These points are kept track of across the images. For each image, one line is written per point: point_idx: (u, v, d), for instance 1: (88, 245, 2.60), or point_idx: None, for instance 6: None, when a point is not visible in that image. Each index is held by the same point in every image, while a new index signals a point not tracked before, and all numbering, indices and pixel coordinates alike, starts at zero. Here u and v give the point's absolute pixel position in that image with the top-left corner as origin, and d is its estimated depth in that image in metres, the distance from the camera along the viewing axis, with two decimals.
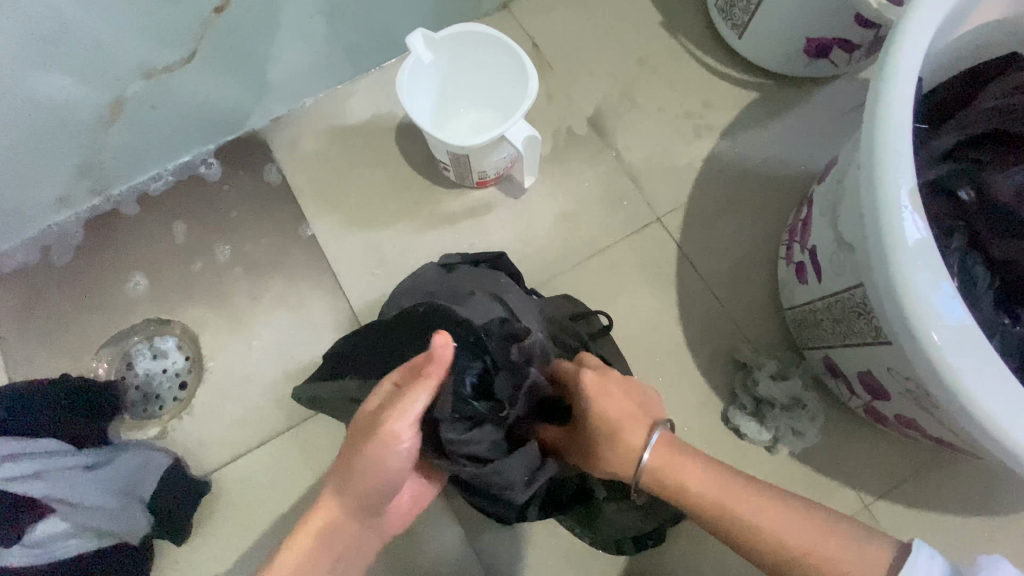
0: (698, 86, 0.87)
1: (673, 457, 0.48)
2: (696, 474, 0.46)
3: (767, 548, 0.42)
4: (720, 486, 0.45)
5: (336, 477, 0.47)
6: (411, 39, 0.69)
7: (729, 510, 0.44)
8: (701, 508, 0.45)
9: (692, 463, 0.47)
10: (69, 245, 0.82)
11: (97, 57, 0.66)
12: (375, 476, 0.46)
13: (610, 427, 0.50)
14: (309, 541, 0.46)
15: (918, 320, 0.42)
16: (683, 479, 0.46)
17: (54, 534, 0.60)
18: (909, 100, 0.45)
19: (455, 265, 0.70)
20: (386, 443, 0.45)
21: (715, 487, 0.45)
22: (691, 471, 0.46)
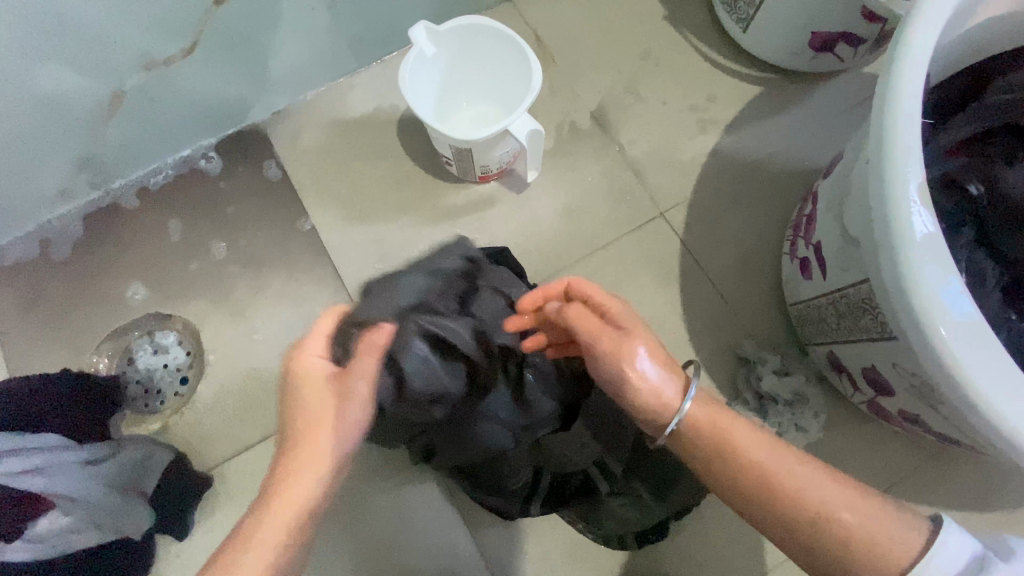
0: (702, 80, 0.87)
1: (725, 418, 0.46)
2: (752, 436, 0.45)
3: (807, 519, 0.42)
4: (770, 450, 0.44)
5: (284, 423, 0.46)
6: (413, 32, 0.68)
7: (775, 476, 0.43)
8: (746, 471, 0.44)
9: (742, 425, 0.46)
10: (69, 239, 0.82)
11: (97, 49, 0.65)
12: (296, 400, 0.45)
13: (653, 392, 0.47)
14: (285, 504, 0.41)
15: (927, 314, 0.42)
16: (733, 438, 0.45)
17: (54, 529, 0.61)
18: (920, 91, 0.45)
19: None
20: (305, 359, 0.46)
21: (765, 452, 0.44)
22: (746, 433, 0.45)
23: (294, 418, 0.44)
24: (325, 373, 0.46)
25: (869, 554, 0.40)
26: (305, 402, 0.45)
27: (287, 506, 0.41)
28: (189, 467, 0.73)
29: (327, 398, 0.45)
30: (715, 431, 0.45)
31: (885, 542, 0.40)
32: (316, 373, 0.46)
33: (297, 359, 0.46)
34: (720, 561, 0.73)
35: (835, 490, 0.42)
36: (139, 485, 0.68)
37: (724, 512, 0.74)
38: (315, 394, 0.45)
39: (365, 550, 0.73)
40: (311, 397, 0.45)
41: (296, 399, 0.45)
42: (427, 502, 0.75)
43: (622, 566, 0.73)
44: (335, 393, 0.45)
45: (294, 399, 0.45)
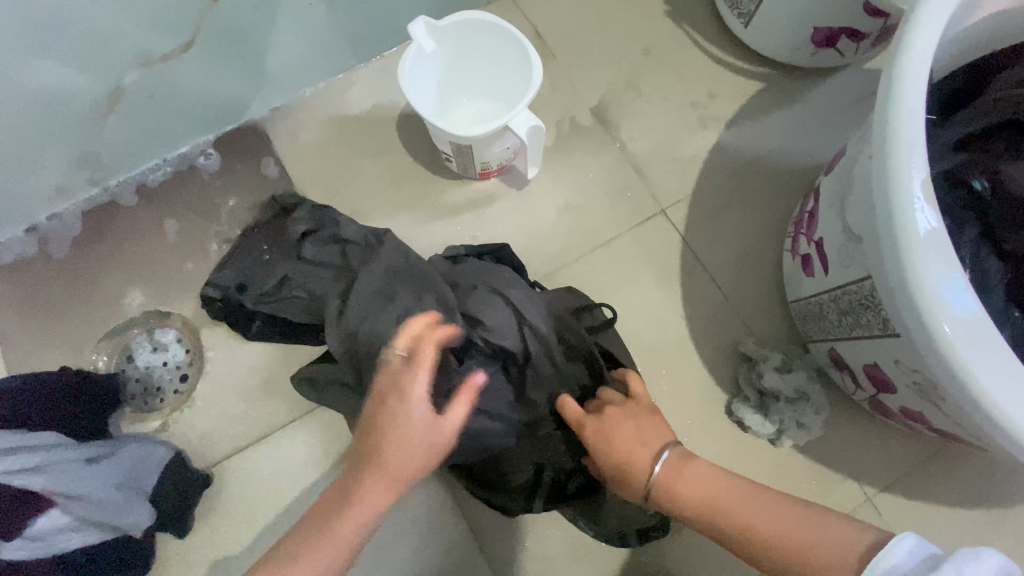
0: (703, 75, 0.86)
1: (673, 466, 0.50)
2: (696, 477, 0.48)
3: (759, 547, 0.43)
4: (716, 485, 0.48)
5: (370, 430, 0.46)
6: (412, 27, 0.68)
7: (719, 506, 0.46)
8: (694, 515, 0.48)
9: (695, 468, 0.49)
10: (67, 236, 0.81)
11: (95, 46, 0.64)
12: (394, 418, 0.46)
13: (622, 457, 0.52)
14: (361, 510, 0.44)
15: (930, 309, 0.42)
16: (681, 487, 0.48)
17: (53, 527, 0.60)
18: (924, 86, 0.44)
19: (460, 258, 0.70)
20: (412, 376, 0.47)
21: (708, 487, 0.48)
22: (692, 474, 0.49)
23: (389, 428, 0.46)
24: (419, 405, 0.46)
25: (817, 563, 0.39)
26: (396, 432, 0.45)
27: (363, 509, 0.44)
28: (189, 465, 0.73)
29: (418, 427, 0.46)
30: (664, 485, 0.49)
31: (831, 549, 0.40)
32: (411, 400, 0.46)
33: (389, 378, 0.47)
34: (721, 559, 0.73)
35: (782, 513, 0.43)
36: (140, 484, 0.68)
37: None
38: (415, 414, 0.46)
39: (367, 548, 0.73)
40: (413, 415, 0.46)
41: (384, 422, 0.46)
42: (427, 500, 0.75)
43: (623, 563, 0.73)
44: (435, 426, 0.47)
45: (384, 420, 0.46)
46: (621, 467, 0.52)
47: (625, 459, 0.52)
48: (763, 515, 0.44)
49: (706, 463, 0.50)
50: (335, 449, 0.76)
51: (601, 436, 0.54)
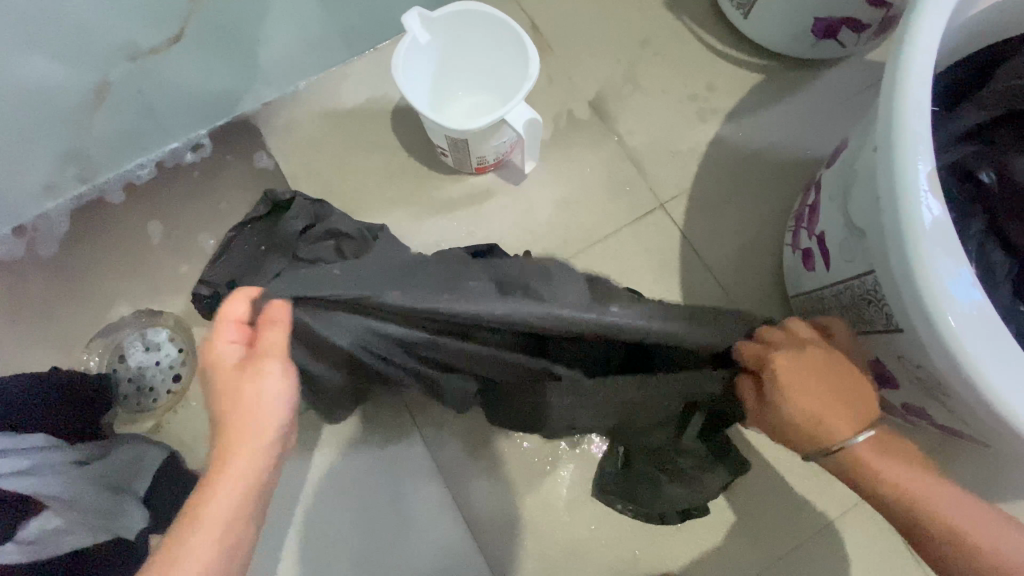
0: (703, 67, 0.85)
1: (885, 451, 0.45)
2: (906, 468, 0.44)
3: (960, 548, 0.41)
4: (927, 478, 0.43)
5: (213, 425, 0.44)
6: (407, 18, 0.66)
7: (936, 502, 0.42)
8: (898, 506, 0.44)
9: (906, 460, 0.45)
10: (55, 235, 0.80)
11: (82, 39, 0.63)
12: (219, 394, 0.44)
13: (815, 420, 0.45)
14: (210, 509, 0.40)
15: (934, 300, 0.41)
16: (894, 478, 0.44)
17: (45, 531, 0.58)
18: (929, 75, 0.43)
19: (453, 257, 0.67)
20: (221, 349, 0.45)
21: (923, 484, 0.43)
22: (901, 468, 0.44)
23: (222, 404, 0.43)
24: (229, 365, 0.44)
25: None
26: (221, 402, 0.43)
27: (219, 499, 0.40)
28: (183, 466, 0.72)
29: (231, 383, 0.43)
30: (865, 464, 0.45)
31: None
32: (223, 367, 0.44)
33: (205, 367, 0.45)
34: (722, 555, 0.73)
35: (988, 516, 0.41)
36: (132, 486, 0.68)
37: (728, 506, 0.74)
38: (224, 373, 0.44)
39: (366, 547, 0.73)
40: (226, 375, 0.44)
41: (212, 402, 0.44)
42: (426, 498, 0.74)
43: (624, 561, 0.73)
44: (245, 375, 0.43)
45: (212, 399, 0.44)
46: (811, 425, 0.46)
47: (818, 419, 0.45)
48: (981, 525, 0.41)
49: (906, 451, 0.46)
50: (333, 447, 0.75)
51: (796, 383, 0.45)
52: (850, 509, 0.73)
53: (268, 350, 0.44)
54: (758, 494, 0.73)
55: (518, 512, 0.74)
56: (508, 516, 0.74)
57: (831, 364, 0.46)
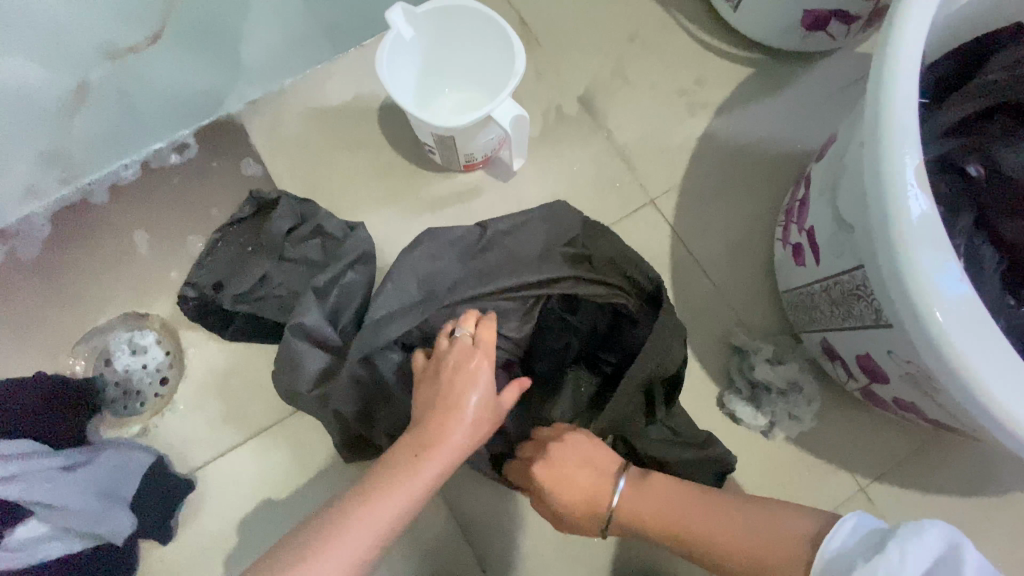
0: (692, 61, 0.84)
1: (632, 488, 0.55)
2: (655, 499, 0.53)
3: (715, 558, 0.47)
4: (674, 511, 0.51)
5: (433, 421, 0.49)
6: (390, 14, 0.66)
7: (685, 526, 0.50)
8: (661, 533, 0.52)
9: (658, 485, 0.54)
10: (37, 238, 0.78)
11: (59, 39, 0.62)
12: (466, 404, 0.50)
13: (587, 503, 0.56)
14: (409, 492, 0.45)
15: (920, 292, 0.41)
16: (640, 508, 0.53)
17: (33, 536, 0.62)
18: (916, 68, 0.43)
19: (405, 258, 0.62)
20: (482, 370, 0.52)
21: (671, 510, 0.52)
22: (653, 501, 0.53)
23: (463, 415, 0.50)
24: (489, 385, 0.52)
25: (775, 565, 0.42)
26: (464, 404, 0.50)
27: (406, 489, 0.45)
28: (171, 471, 0.71)
29: (486, 400, 0.51)
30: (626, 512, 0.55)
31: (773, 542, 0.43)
32: (479, 376, 0.51)
33: (461, 352, 0.53)
34: None
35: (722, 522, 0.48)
36: (120, 491, 0.67)
37: None
38: (483, 391, 0.51)
39: None
40: (487, 399, 0.51)
41: (452, 403, 0.50)
42: None
43: (617, 560, 0.73)
44: (492, 403, 0.52)
45: (450, 393, 0.51)
46: (580, 509, 0.57)
47: (588, 497, 0.56)
48: (721, 525, 0.48)
49: (666, 482, 0.54)
50: (323, 450, 0.74)
51: (554, 485, 0.57)
52: (844, 504, 0.72)
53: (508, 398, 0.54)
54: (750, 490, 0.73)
55: (509, 512, 0.73)
56: (499, 516, 0.73)
57: (581, 439, 0.59)
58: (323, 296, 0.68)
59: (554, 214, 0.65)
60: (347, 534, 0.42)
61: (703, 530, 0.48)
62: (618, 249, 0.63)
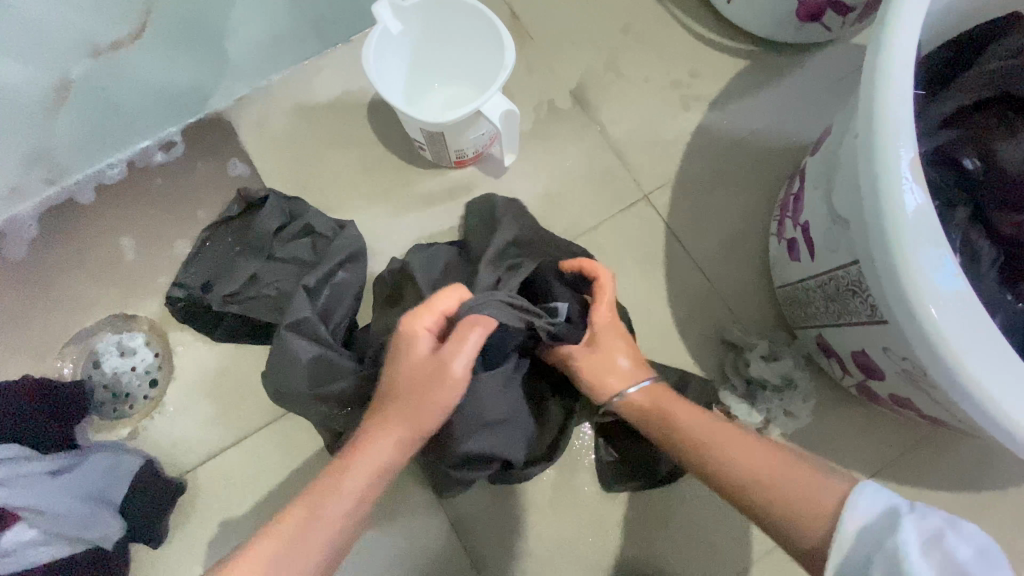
0: (686, 53, 0.83)
1: (665, 398, 0.56)
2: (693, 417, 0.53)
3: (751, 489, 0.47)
4: (703, 425, 0.52)
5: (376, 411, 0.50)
6: (376, 8, 0.65)
7: (714, 443, 0.50)
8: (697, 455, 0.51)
9: (688, 408, 0.55)
10: (23, 239, 0.77)
11: (36, 34, 0.61)
12: (398, 382, 0.49)
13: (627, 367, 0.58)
14: (337, 490, 0.46)
15: (915, 288, 0.40)
16: (676, 419, 0.54)
17: (20, 542, 0.60)
18: (910, 60, 0.42)
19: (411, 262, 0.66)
20: (416, 345, 0.50)
21: (705, 433, 0.52)
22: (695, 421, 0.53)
23: (392, 394, 0.49)
24: (422, 353, 0.50)
25: (791, 521, 0.43)
26: (397, 379, 0.50)
27: (339, 487, 0.46)
28: (162, 473, 0.71)
29: (419, 374, 0.49)
30: (656, 408, 0.56)
31: (799, 499, 0.44)
32: (414, 351, 0.50)
33: (406, 324, 0.52)
34: (711, 550, 0.72)
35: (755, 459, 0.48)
36: (110, 495, 0.66)
37: (716, 500, 0.73)
38: (415, 366, 0.49)
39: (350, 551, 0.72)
40: (421, 375, 0.49)
41: (389, 388, 0.50)
42: (410, 498, 0.73)
43: (610, 558, 0.72)
44: (429, 378, 0.49)
45: (393, 370, 0.51)
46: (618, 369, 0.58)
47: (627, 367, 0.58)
48: (756, 459, 0.48)
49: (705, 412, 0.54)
50: (314, 451, 0.73)
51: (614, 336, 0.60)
52: None
53: (457, 352, 0.49)
54: None
55: (503, 512, 0.73)
56: (493, 515, 0.73)
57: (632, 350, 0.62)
58: (312, 297, 0.68)
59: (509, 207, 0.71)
60: (292, 528, 0.44)
61: (739, 459, 0.48)
62: (537, 232, 0.69)
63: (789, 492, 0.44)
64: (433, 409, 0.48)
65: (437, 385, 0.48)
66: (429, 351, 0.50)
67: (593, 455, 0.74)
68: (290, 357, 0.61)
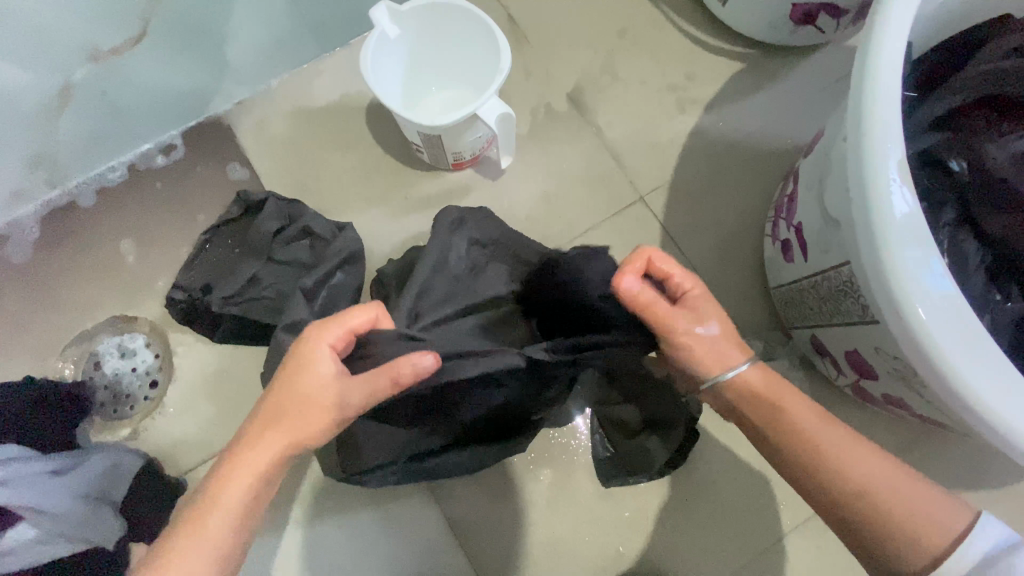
0: (682, 56, 0.84)
1: (781, 383, 0.48)
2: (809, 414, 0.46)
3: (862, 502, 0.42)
4: (828, 432, 0.45)
5: (259, 426, 0.47)
6: (375, 12, 0.65)
7: (828, 450, 0.44)
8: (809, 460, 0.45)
9: (800, 401, 0.47)
10: (26, 241, 0.78)
11: (38, 39, 0.62)
12: (292, 405, 0.46)
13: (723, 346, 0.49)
14: (215, 514, 0.44)
15: (902, 289, 0.41)
16: (791, 413, 0.47)
17: (21, 542, 0.59)
18: (898, 63, 0.43)
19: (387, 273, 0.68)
20: (318, 368, 0.47)
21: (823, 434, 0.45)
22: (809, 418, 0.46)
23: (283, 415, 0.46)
24: (323, 377, 0.47)
25: (901, 540, 0.41)
26: (290, 399, 0.46)
27: (217, 513, 0.44)
28: (162, 473, 0.71)
29: (317, 400, 0.46)
30: (772, 398, 0.47)
31: (923, 521, 0.41)
32: (317, 373, 0.47)
33: (308, 342, 0.48)
34: (707, 549, 0.73)
35: (878, 470, 0.43)
36: (110, 494, 0.67)
37: (711, 499, 0.73)
38: (315, 390, 0.46)
39: (348, 551, 0.73)
40: (317, 401, 0.46)
41: (279, 406, 0.47)
42: (408, 498, 0.74)
43: (607, 557, 0.73)
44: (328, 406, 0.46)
45: (285, 391, 0.47)
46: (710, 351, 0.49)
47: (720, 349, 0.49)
48: (872, 468, 0.43)
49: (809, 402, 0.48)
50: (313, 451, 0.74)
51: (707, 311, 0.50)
52: None
53: (364, 381, 0.46)
54: (737, 486, 0.73)
55: (500, 511, 0.73)
56: (490, 514, 0.73)
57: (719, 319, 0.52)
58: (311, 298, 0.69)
59: (474, 215, 0.67)
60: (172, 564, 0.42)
61: (858, 470, 0.43)
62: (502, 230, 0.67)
63: (904, 511, 0.41)
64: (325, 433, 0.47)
65: (334, 414, 0.47)
66: (332, 375, 0.47)
67: (589, 453, 0.74)
68: (284, 358, 0.60)
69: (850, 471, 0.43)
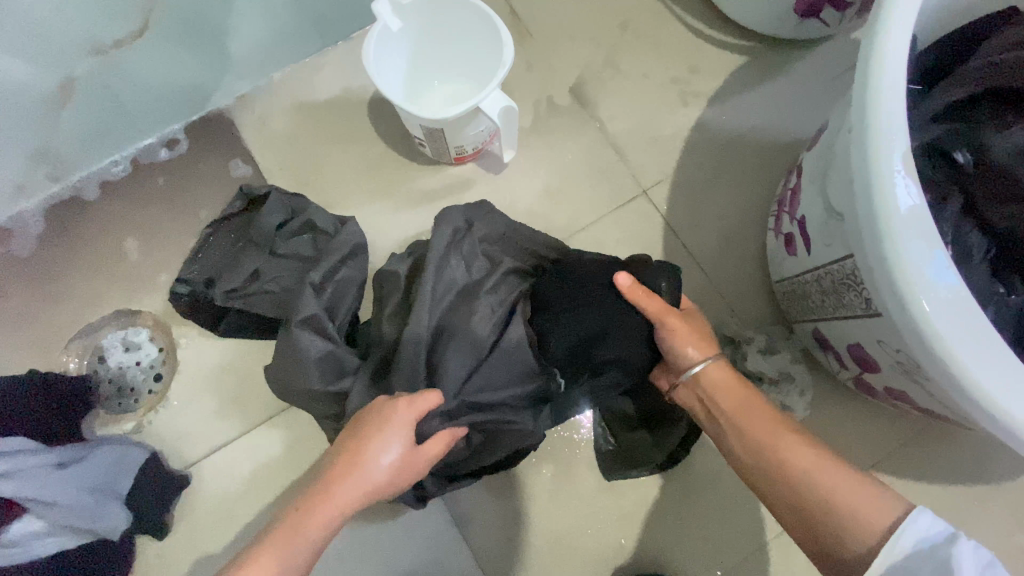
0: (685, 50, 0.84)
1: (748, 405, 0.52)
2: (762, 420, 0.50)
3: (801, 497, 0.45)
4: (781, 434, 0.48)
5: (335, 475, 0.49)
6: (376, 4, 0.65)
7: (776, 452, 0.48)
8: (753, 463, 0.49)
9: (758, 412, 0.51)
10: (30, 235, 0.78)
11: (41, 32, 0.62)
12: (370, 463, 0.50)
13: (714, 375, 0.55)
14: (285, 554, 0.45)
15: (906, 283, 0.41)
16: (748, 425, 0.51)
17: (29, 533, 0.62)
18: (904, 58, 0.42)
19: (385, 269, 0.68)
20: (398, 431, 0.51)
21: (770, 434, 0.49)
22: (760, 423, 0.50)
23: (358, 470, 0.50)
24: (403, 440, 0.51)
25: (834, 532, 0.43)
26: (369, 454, 0.50)
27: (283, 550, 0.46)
28: (166, 466, 0.72)
29: (395, 463, 0.51)
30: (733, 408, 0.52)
31: (855, 514, 0.42)
32: (399, 434, 0.51)
33: (392, 409, 0.52)
34: (710, 542, 0.73)
35: (819, 463, 0.46)
36: (115, 486, 0.67)
37: (713, 492, 0.74)
38: (394, 452, 0.51)
39: (350, 544, 0.73)
40: (392, 467, 0.51)
41: (357, 461, 0.50)
42: None
43: (609, 548, 0.73)
44: (402, 467, 0.52)
45: (364, 445, 0.51)
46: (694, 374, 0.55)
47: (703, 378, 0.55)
48: (818, 466, 0.46)
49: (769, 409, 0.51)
50: (315, 443, 0.74)
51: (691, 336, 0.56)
52: None
53: (427, 461, 0.54)
54: (740, 480, 0.73)
55: (502, 504, 0.73)
56: (493, 507, 0.73)
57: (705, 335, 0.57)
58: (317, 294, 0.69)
59: (481, 214, 0.67)
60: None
61: (800, 465, 0.46)
62: (509, 226, 0.68)
63: (835, 506, 0.43)
64: (391, 489, 0.52)
65: (405, 473, 0.52)
66: (408, 441, 0.52)
67: (591, 446, 0.75)
68: (300, 356, 0.63)
69: (793, 463, 0.46)
